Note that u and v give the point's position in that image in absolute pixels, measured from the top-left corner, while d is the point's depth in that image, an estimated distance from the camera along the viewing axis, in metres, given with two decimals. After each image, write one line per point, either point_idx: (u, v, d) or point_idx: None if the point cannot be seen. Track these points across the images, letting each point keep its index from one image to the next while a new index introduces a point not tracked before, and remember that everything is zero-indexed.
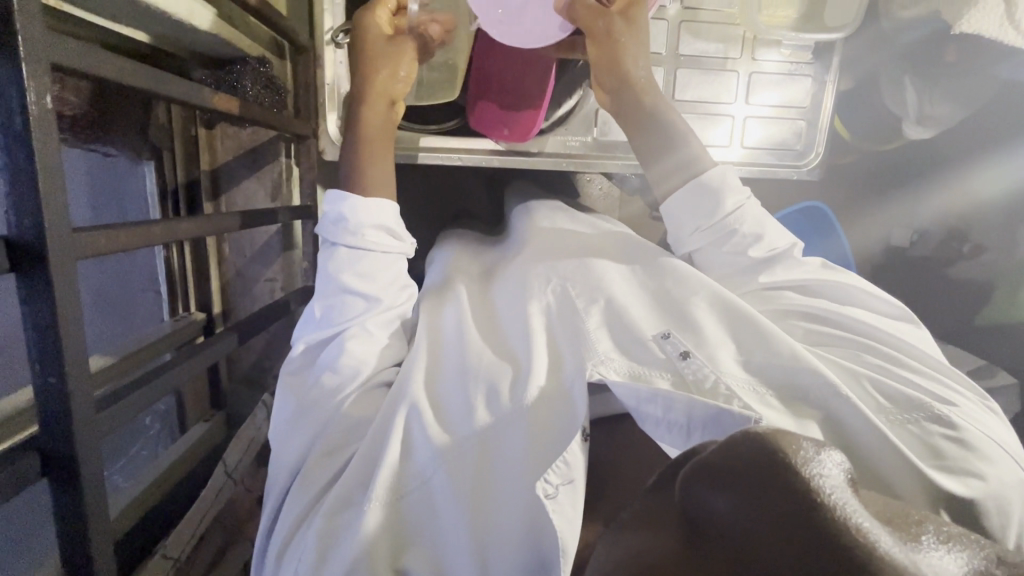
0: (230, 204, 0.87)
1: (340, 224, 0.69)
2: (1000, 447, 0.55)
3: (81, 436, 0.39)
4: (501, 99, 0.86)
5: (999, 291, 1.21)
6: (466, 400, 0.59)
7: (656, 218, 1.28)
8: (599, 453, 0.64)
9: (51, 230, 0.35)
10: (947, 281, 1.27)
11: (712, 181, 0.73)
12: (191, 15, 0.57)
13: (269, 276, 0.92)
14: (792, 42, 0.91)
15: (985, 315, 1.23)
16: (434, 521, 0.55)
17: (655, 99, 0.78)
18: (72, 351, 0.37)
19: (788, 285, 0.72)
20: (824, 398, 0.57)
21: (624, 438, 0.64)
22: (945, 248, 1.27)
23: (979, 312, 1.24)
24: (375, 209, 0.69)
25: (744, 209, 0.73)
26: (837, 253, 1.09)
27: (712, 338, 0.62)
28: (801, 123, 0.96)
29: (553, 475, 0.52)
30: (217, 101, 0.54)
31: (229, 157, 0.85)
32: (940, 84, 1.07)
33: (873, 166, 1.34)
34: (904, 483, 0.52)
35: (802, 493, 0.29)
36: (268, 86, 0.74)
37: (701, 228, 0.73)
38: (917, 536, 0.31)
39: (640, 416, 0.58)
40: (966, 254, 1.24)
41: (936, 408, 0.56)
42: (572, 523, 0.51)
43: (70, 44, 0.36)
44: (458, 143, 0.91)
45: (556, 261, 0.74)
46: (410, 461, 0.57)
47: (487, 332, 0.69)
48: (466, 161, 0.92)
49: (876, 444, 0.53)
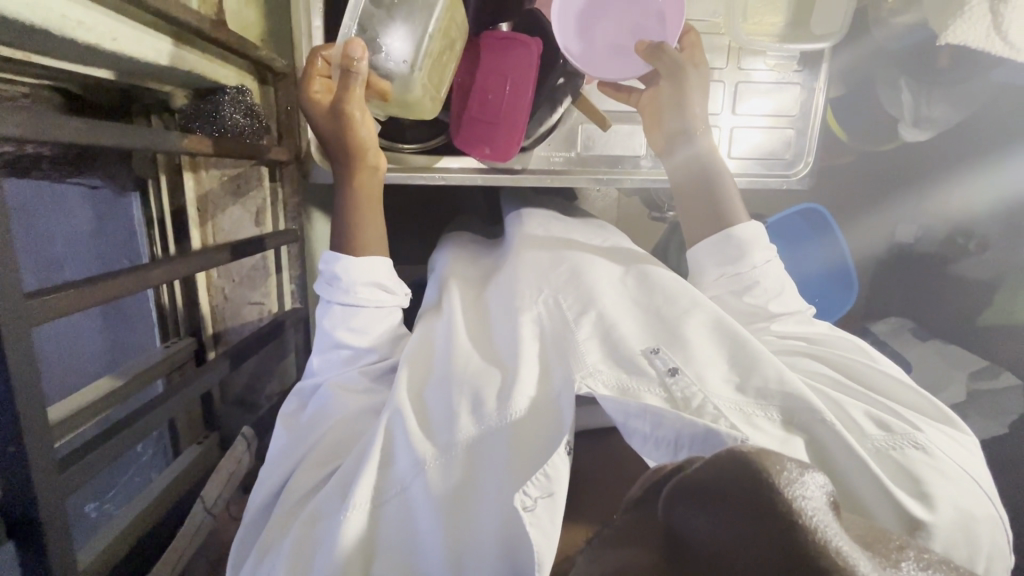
0: (217, 231, 0.86)
1: (334, 283, 0.71)
2: (976, 484, 0.56)
3: (43, 496, 0.42)
4: (484, 116, 0.86)
5: (1003, 291, 1.19)
6: (450, 409, 0.60)
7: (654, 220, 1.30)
8: (578, 472, 0.65)
9: (3, 305, 0.37)
10: (957, 281, 1.26)
11: (745, 236, 0.79)
12: (160, 57, 0.56)
13: (257, 299, 0.93)
14: (777, 53, 0.89)
15: (991, 313, 1.20)
16: (412, 528, 0.56)
17: (710, 147, 0.85)
18: (29, 421, 0.39)
19: (799, 336, 0.76)
20: (810, 423, 0.57)
21: (605, 455, 0.66)
22: (950, 245, 1.27)
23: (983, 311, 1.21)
24: (368, 268, 0.71)
25: (769, 266, 0.80)
26: (833, 254, 1.09)
27: (702, 358, 0.62)
28: (790, 133, 0.94)
29: (533, 488, 0.52)
30: (189, 144, 0.55)
31: (215, 184, 0.85)
32: (935, 88, 1.05)
33: (870, 166, 1.31)
34: (882, 509, 0.52)
35: (785, 515, 0.29)
36: (247, 114, 0.72)
37: (723, 275, 0.79)
38: (896, 562, 0.31)
39: (628, 431, 0.58)
40: (971, 250, 1.24)
41: (918, 437, 0.58)
42: (550, 538, 0.51)
43: (26, 117, 0.37)
44: (441, 160, 0.92)
45: (548, 273, 0.74)
46: (390, 468, 0.58)
47: (479, 344, 0.69)
48: (448, 180, 0.91)
49: (852, 466, 0.55)
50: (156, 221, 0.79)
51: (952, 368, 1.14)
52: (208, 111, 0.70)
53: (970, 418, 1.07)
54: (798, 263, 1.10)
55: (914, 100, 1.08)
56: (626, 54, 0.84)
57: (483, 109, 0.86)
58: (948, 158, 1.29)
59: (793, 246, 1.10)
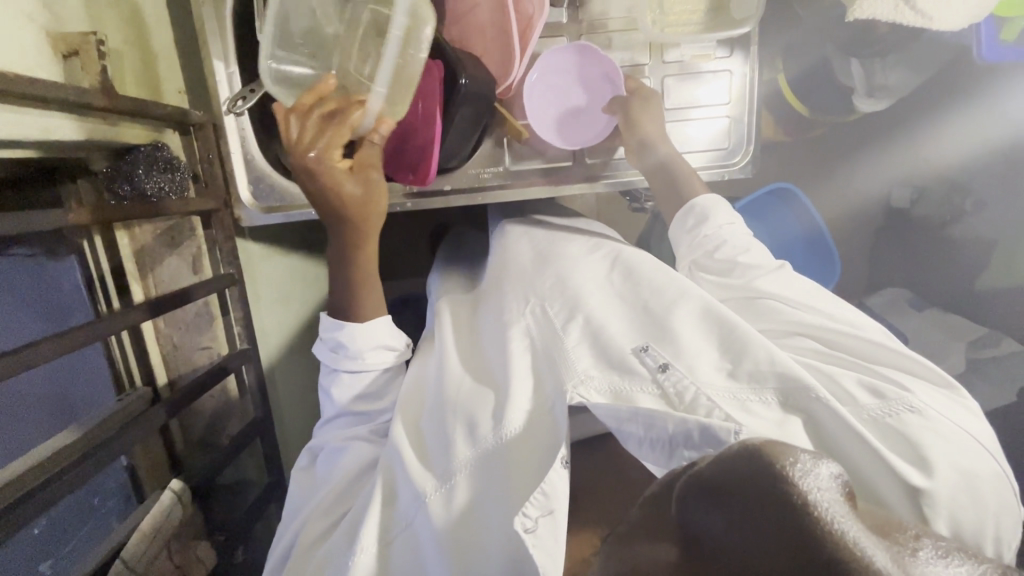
0: (159, 283, 0.80)
1: (340, 350, 0.73)
2: (975, 441, 0.54)
3: None
4: (418, 142, 0.78)
5: (1000, 251, 1.12)
6: (446, 437, 0.60)
7: (633, 213, 1.28)
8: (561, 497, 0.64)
9: None
10: (944, 241, 1.18)
11: (703, 205, 0.82)
12: (48, 132, 0.55)
13: (206, 343, 0.85)
14: (692, 44, 0.86)
15: (983, 282, 1.14)
16: (420, 559, 0.57)
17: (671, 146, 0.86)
18: None
19: (789, 301, 0.71)
20: (804, 403, 0.56)
21: (580, 477, 0.66)
22: (947, 205, 1.17)
23: (978, 278, 1.15)
24: (370, 332, 0.72)
25: (734, 229, 0.81)
26: (808, 225, 1.04)
27: (690, 348, 0.61)
28: (727, 121, 0.91)
29: (532, 508, 0.51)
30: (74, 218, 0.52)
31: (150, 238, 0.78)
32: (888, 56, 1.03)
33: (835, 134, 1.29)
34: (883, 480, 0.52)
35: (804, 509, 0.28)
36: (165, 169, 0.70)
37: (693, 243, 0.81)
38: (914, 551, 0.29)
39: (623, 436, 0.58)
40: (969, 210, 1.15)
41: (913, 401, 0.56)
42: (553, 556, 0.51)
43: None
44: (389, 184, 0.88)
45: (534, 281, 0.74)
46: (397, 502, 0.60)
47: (473, 363, 0.70)
48: None
49: (851, 443, 0.54)
50: (97, 279, 0.73)
51: (952, 340, 1.10)
52: (126, 172, 0.68)
53: (978, 387, 1.03)
54: (774, 243, 1.06)
55: (867, 72, 1.05)
56: (575, 116, 0.87)
57: (412, 137, 0.79)
58: (919, 118, 1.24)
59: (764, 226, 1.06)
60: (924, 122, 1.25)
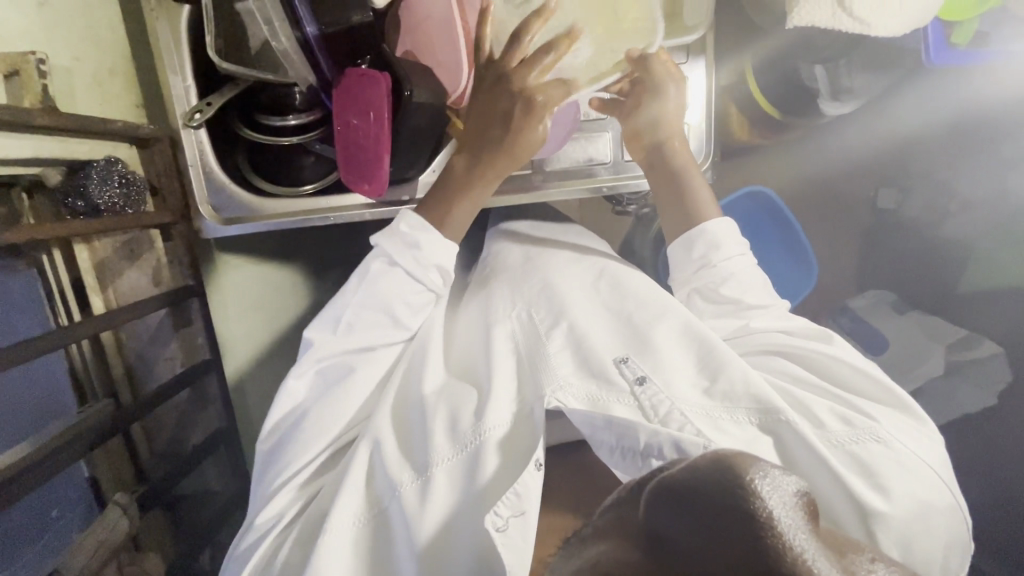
0: (119, 295, 0.82)
1: (412, 251, 0.68)
2: (936, 475, 0.55)
3: None
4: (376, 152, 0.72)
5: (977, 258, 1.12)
6: (427, 429, 0.60)
7: (617, 217, 1.28)
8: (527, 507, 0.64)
9: None
10: (938, 244, 1.17)
11: (716, 231, 0.74)
12: None
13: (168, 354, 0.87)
14: None
15: (969, 280, 1.13)
16: (391, 553, 0.57)
17: (686, 162, 0.80)
18: None
19: (775, 325, 0.72)
20: (772, 425, 0.57)
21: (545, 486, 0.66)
22: (932, 207, 1.17)
23: (961, 278, 1.14)
24: (444, 251, 0.69)
25: (742, 259, 0.75)
26: (786, 230, 1.04)
27: (669, 363, 0.62)
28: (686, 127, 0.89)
29: (503, 508, 0.52)
30: (16, 236, 0.51)
31: (109, 251, 0.80)
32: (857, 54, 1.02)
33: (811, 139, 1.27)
34: (839, 503, 0.53)
35: (764, 523, 0.27)
36: (120, 184, 0.72)
37: (698, 271, 0.74)
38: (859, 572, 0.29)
39: (596, 442, 0.58)
40: (953, 212, 1.14)
41: (880, 431, 0.57)
42: (522, 556, 0.51)
43: None
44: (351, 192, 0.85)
45: (521, 282, 0.73)
46: (374, 486, 0.60)
47: (457, 362, 0.70)
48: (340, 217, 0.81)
49: (811, 466, 0.55)
50: (57, 293, 0.76)
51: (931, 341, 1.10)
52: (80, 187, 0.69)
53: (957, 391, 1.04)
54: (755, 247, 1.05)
55: (834, 75, 1.05)
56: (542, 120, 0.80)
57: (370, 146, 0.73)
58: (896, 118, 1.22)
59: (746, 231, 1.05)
60: (905, 121, 1.22)
